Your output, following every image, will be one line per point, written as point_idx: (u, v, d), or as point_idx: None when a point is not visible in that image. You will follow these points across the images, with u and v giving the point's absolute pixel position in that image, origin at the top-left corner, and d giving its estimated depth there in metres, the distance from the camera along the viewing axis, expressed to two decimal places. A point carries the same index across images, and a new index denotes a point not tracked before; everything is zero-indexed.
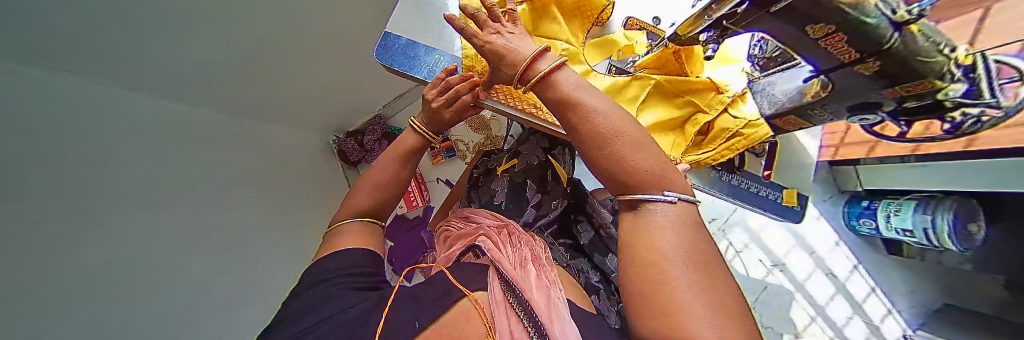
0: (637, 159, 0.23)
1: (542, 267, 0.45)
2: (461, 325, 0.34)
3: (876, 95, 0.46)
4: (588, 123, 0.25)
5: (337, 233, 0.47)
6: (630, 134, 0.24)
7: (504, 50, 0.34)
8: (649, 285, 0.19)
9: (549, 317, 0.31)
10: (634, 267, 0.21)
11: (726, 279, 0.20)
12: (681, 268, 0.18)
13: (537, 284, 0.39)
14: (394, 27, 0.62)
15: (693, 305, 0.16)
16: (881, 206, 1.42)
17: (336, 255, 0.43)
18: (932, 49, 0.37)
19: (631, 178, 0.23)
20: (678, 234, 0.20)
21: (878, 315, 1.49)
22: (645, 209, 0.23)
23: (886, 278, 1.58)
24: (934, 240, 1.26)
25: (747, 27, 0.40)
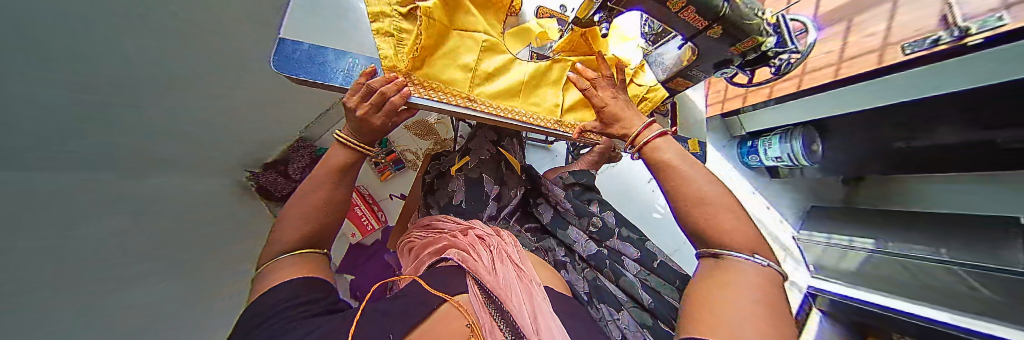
0: (720, 221, 0.36)
1: (519, 265, 0.48)
2: (439, 329, 0.34)
3: (727, 51, 0.55)
4: (683, 187, 0.40)
5: (274, 270, 0.41)
6: (719, 202, 0.38)
7: (620, 116, 0.51)
8: (714, 303, 0.31)
9: (532, 314, 0.36)
10: (705, 290, 0.34)
11: (786, 314, 0.31)
12: (743, 294, 0.30)
13: (520, 284, 0.42)
14: (289, 31, 0.52)
15: (747, 313, 0.28)
16: (759, 142, 1.81)
17: (276, 287, 0.38)
18: (750, 13, 0.48)
19: (717, 234, 0.36)
20: (744, 276, 0.32)
21: (774, 225, 2.10)
22: (726, 257, 0.35)
23: (774, 195, 2.14)
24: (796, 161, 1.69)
25: (628, 6, 0.45)
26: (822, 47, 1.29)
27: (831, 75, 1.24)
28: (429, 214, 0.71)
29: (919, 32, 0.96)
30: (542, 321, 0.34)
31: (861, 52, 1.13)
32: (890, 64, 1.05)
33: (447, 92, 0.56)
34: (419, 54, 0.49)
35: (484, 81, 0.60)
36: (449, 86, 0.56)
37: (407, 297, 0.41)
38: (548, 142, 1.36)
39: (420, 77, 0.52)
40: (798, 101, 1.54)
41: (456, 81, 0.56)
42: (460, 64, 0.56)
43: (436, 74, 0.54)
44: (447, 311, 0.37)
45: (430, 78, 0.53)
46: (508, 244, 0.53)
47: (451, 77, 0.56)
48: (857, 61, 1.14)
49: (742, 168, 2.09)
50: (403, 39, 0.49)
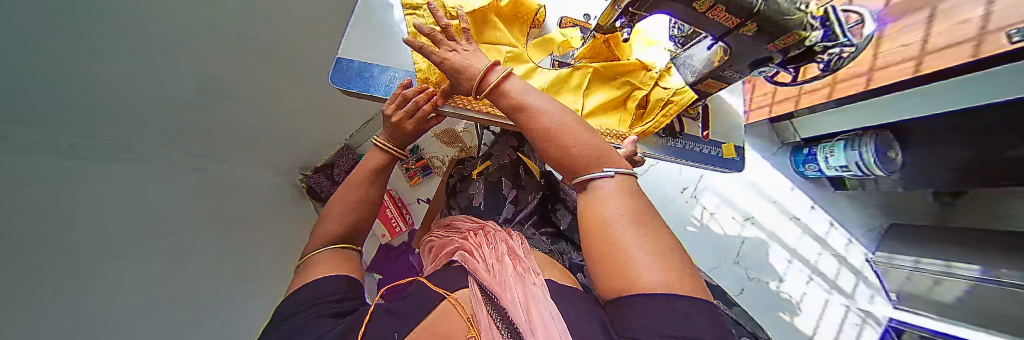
0: (572, 147, 0.34)
1: (517, 259, 0.47)
2: (440, 324, 0.36)
3: (761, 51, 0.48)
4: (533, 123, 0.36)
5: (309, 265, 0.45)
6: (566, 130, 0.35)
7: (461, 66, 0.44)
8: (602, 247, 0.28)
9: (524, 306, 0.33)
10: (590, 231, 0.30)
11: (657, 227, 0.29)
12: (619, 224, 0.28)
13: (513, 278, 0.41)
14: (347, 52, 0.62)
15: (640, 255, 0.25)
16: (819, 150, 1.59)
17: (308, 284, 0.41)
18: (791, 7, 0.41)
19: (570, 160, 0.34)
20: (618, 202, 0.30)
21: (840, 245, 1.82)
22: (593, 184, 0.33)
23: (839, 210, 1.84)
24: (864, 169, 1.46)
25: (650, 10, 0.43)
26: (901, 39, 1.10)
27: (910, 71, 1.05)
28: (450, 214, 0.74)
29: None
30: (535, 311, 0.32)
31: (951, 42, 0.95)
32: (989, 57, 0.85)
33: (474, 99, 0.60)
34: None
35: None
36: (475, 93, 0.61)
37: (417, 296, 0.43)
38: None
39: (448, 86, 0.59)
40: (866, 102, 1.34)
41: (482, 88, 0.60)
42: None
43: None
44: (447, 308, 0.39)
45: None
46: (513, 242, 0.53)
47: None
48: (946, 53, 0.95)
49: (795, 178, 1.84)
50: (436, 54, 0.58)
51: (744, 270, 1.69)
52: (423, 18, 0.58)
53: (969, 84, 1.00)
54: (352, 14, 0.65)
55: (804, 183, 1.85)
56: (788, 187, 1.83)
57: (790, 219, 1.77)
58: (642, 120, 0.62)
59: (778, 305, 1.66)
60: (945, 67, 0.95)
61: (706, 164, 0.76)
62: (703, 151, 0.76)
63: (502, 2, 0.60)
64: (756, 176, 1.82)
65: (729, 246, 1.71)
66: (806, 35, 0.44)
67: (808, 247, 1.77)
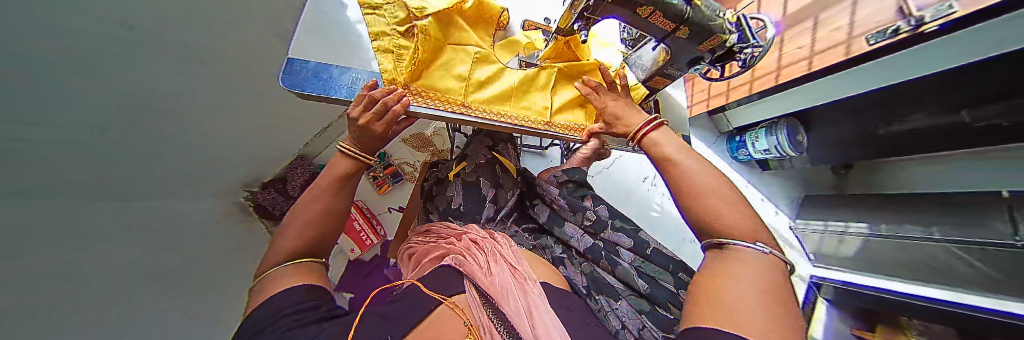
0: (722, 213, 0.36)
1: (513, 262, 0.49)
2: (437, 326, 0.37)
3: (695, 51, 0.56)
4: (683, 180, 0.40)
5: (271, 281, 0.41)
6: (718, 195, 0.38)
7: (617, 114, 0.55)
8: (705, 300, 0.30)
9: (526, 311, 0.37)
10: (705, 284, 0.33)
11: (790, 308, 0.30)
12: (748, 290, 0.29)
13: (516, 285, 0.43)
14: (297, 52, 0.56)
15: (746, 308, 0.27)
16: (747, 137, 1.87)
17: (274, 296, 0.38)
18: (712, 15, 0.50)
19: (718, 226, 0.36)
20: (752, 269, 0.32)
21: (771, 217, 2.14)
22: (732, 247, 0.35)
23: (767, 188, 2.17)
24: (782, 151, 1.76)
25: (602, 15, 0.48)
26: (794, 42, 1.37)
27: (806, 68, 1.30)
28: (428, 219, 0.73)
29: (878, 25, 1.05)
30: (536, 317, 0.36)
31: (831, 44, 1.21)
32: (858, 54, 1.12)
33: (444, 100, 0.59)
34: (418, 66, 0.55)
35: (483, 87, 0.63)
36: (447, 92, 0.59)
37: (405, 299, 0.43)
38: (542, 147, 1.40)
39: (419, 87, 0.56)
40: (779, 95, 1.61)
41: (452, 89, 0.60)
42: (456, 74, 0.60)
43: (434, 85, 0.58)
44: (442, 311, 0.40)
45: (430, 88, 0.58)
46: (502, 244, 0.55)
47: (449, 86, 0.60)
48: (829, 53, 1.21)
49: (732, 163, 2.15)
50: (401, 55, 0.53)
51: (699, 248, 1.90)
52: (384, 18, 0.52)
53: (854, 79, 1.25)
54: (301, 11, 0.59)
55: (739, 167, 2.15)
56: (727, 171, 2.11)
57: None
58: None
59: None
60: (830, 63, 1.22)
61: None
62: None
63: (465, 5, 0.60)
64: (703, 162, 2.07)
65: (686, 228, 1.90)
66: (725, 38, 0.53)
67: None
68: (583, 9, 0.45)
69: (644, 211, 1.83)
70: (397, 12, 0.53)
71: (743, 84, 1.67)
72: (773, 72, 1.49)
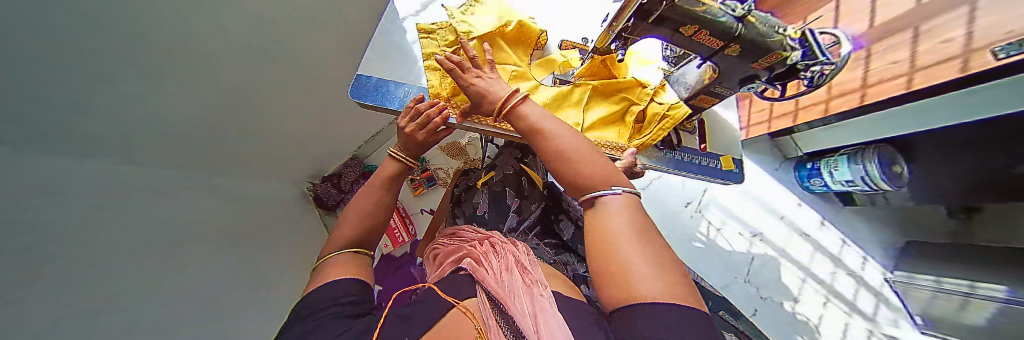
0: (587, 174, 0.32)
1: (526, 269, 0.48)
2: (450, 325, 0.37)
3: (749, 68, 0.51)
4: (556, 151, 0.35)
5: (325, 266, 0.46)
6: (585, 154, 0.34)
7: (485, 91, 0.45)
8: (613, 279, 0.25)
9: (531, 313, 0.34)
10: (600, 259, 0.28)
11: (660, 243, 0.29)
12: (633, 250, 0.26)
13: (521, 288, 0.41)
14: (365, 69, 0.67)
15: (648, 278, 0.23)
16: (822, 164, 1.60)
17: (321, 287, 0.42)
18: (770, 31, 0.45)
19: (589, 189, 0.32)
20: (621, 218, 0.29)
21: (857, 265, 1.73)
22: (600, 202, 0.31)
23: (850, 227, 1.79)
24: (871, 184, 1.45)
25: (642, 34, 0.48)
26: (887, 57, 1.15)
27: (904, 86, 1.09)
28: (454, 222, 0.76)
29: (1004, 35, 0.83)
30: (542, 320, 0.32)
31: (938, 59, 0.99)
32: (980, 71, 0.90)
33: (481, 113, 0.64)
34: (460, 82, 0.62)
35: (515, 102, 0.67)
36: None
37: (427, 303, 0.44)
38: None
39: (458, 101, 0.63)
40: (869, 117, 1.36)
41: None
42: None
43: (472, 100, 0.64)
44: (455, 313, 0.40)
45: (468, 102, 0.64)
46: (519, 251, 0.54)
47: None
48: (935, 69, 1.00)
49: (803, 193, 1.83)
50: (446, 72, 0.62)
51: (755, 290, 1.63)
52: (435, 41, 0.63)
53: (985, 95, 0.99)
54: (372, 37, 0.71)
55: (811, 198, 1.82)
56: (794, 203, 1.81)
57: (798, 235, 1.74)
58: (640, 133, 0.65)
59: (795, 328, 1.58)
60: (937, 82, 1.00)
61: (711, 175, 0.77)
62: (704, 164, 0.77)
63: (507, 28, 0.66)
64: (760, 190, 1.81)
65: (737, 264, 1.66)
66: (787, 55, 0.47)
67: (822, 265, 1.71)
68: (620, 30, 0.46)
69: (686, 240, 1.69)
70: (447, 36, 0.63)
71: (817, 103, 1.44)
72: (858, 90, 1.26)
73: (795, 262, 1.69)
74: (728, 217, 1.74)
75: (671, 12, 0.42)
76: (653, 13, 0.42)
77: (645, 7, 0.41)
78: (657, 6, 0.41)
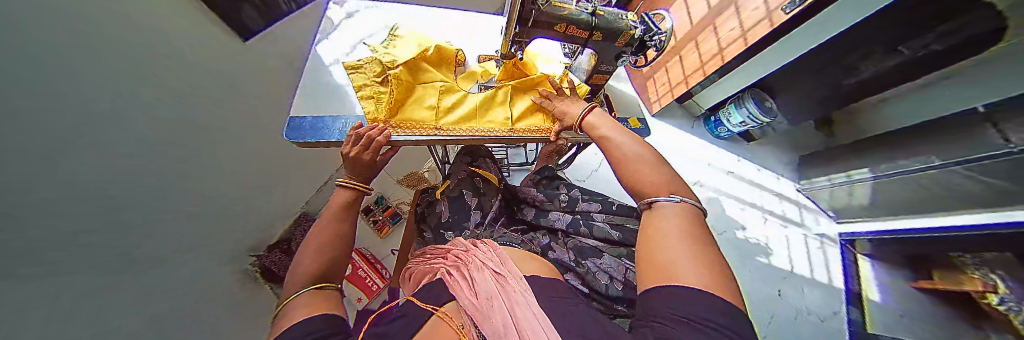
0: (643, 175, 0.49)
1: (507, 265, 0.54)
2: (433, 334, 0.41)
3: (615, 46, 0.66)
4: (617, 150, 0.56)
5: (287, 309, 0.43)
6: (640, 162, 0.52)
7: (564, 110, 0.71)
8: (649, 260, 0.39)
9: (512, 321, 0.40)
10: (642, 244, 0.42)
11: (709, 247, 0.39)
12: (674, 241, 0.38)
13: (496, 289, 0.47)
14: (298, 111, 0.69)
15: (681, 262, 0.35)
16: (721, 114, 1.99)
17: (292, 327, 0.39)
18: (617, 19, 0.61)
19: (641, 188, 0.49)
20: (671, 219, 0.42)
21: (775, 185, 2.11)
22: (655, 204, 0.46)
23: (759, 157, 2.19)
24: (757, 119, 1.83)
25: (530, 37, 0.61)
26: (724, 26, 1.49)
27: (743, 44, 1.42)
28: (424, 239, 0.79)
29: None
30: (523, 325, 0.38)
31: (756, 21, 1.34)
32: (780, 23, 1.24)
33: (420, 127, 0.70)
34: (394, 104, 0.68)
35: (451, 109, 0.74)
36: (422, 117, 0.71)
37: (404, 318, 0.46)
38: (528, 163, 1.49)
39: (397, 120, 0.68)
40: (738, 70, 1.71)
41: (426, 116, 0.71)
42: (426, 104, 0.72)
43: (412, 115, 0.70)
44: (435, 321, 0.44)
45: (408, 118, 0.69)
46: (483, 251, 0.60)
47: (427, 114, 0.71)
48: (756, 29, 1.35)
49: (717, 141, 2.20)
50: (380, 98, 0.68)
51: (712, 230, 1.86)
52: (364, 73, 0.68)
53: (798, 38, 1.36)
54: (300, 81, 0.74)
55: (725, 144, 2.20)
56: (714, 150, 2.16)
57: (727, 174, 2.07)
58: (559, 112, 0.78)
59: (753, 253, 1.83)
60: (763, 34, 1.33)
61: None
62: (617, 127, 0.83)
63: (427, 51, 0.75)
64: (689, 147, 2.14)
65: None
66: (633, 32, 0.64)
67: (752, 193, 2.04)
68: (514, 36, 0.59)
69: None
70: (373, 68, 0.69)
71: (695, 70, 1.78)
72: (716, 55, 1.59)
73: (733, 197, 2.00)
74: None
75: (542, 14, 0.55)
76: (529, 19, 0.55)
77: (523, 16, 0.54)
78: (531, 13, 0.54)
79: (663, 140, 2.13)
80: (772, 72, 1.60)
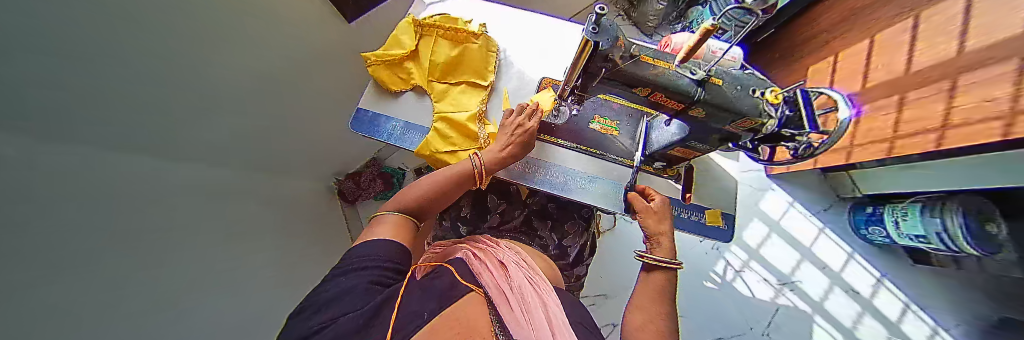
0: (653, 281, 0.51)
1: (537, 278, 0.49)
2: (464, 307, 0.37)
3: (722, 129, 0.46)
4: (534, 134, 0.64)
5: (377, 224, 0.51)
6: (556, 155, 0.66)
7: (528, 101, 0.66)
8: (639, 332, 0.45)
9: (545, 317, 0.38)
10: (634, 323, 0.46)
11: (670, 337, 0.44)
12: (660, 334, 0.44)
13: (531, 293, 0.42)
14: (367, 103, 0.72)
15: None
16: (888, 210, 1.33)
17: (366, 243, 0.46)
18: (742, 94, 0.40)
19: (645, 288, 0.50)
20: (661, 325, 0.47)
21: (923, 337, 1.39)
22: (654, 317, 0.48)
23: (923, 293, 1.45)
24: (953, 244, 1.16)
25: (595, 91, 0.48)
26: (975, 93, 0.86)
27: (998, 134, 0.79)
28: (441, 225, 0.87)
29: None
30: (557, 327, 0.36)
31: None
32: None
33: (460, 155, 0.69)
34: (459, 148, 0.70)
35: (453, 85, 0.75)
36: (437, 156, 0.69)
37: (440, 277, 0.44)
38: None
39: (425, 23, 0.75)
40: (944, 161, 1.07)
41: (407, 67, 0.73)
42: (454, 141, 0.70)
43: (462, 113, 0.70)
44: (471, 299, 0.39)
45: (390, 60, 0.71)
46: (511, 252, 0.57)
47: (395, 74, 0.73)
48: None
49: (857, 242, 1.56)
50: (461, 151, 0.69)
51: None
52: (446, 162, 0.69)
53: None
54: None
55: (867, 249, 1.54)
56: (841, 252, 1.54)
57: (844, 291, 1.48)
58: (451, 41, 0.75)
59: None
60: None
61: (686, 230, 0.65)
62: (687, 217, 0.65)
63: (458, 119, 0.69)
64: (800, 236, 1.58)
65: (756, 312, 1.47)
66: (762, 122, 0.41)
67: (872, 331, 1.42)
68: (570, 87, 0.48)
69: (695, 279, 1.52)
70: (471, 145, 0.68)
71: (881, 141, 1.16)
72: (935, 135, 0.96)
73: (840, 326, 1.43)
74: (752, 260, 1.54)
75: (619, 74, 0.40)
76: (599, 75, 0.42)
77: (588, 69, 0.41)
78: (600, 70, 0.40)
79: (763, 211, 1.62)
80: (993, 187, 0.98)
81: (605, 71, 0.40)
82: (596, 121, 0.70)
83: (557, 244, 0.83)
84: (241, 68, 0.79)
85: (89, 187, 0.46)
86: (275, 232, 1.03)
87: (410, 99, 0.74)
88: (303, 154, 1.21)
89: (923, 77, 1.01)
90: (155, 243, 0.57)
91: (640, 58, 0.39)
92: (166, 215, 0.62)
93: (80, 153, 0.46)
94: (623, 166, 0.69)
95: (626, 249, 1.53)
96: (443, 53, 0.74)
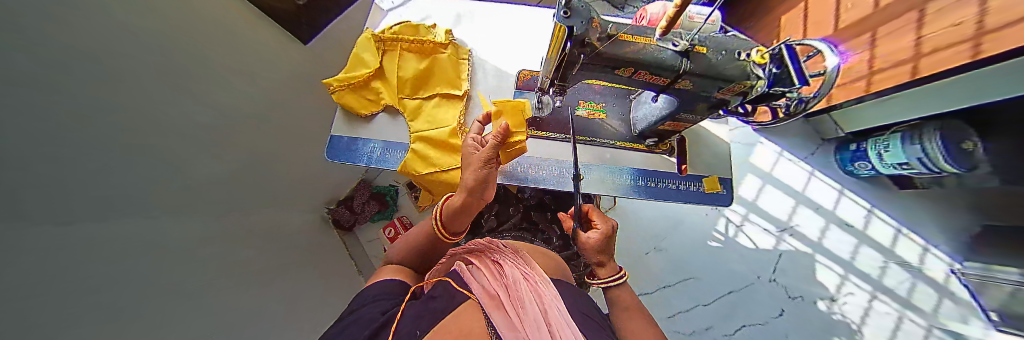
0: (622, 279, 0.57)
1: (538, 275, 0.44)
2: (457, 322, 0.33)
3: (711, 96, 0.44)
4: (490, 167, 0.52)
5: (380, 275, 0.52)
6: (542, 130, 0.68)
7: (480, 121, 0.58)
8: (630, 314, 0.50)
9: (541, 310, 0.34)
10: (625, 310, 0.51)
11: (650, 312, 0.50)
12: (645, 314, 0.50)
13: (529, 294, 0.38)
14: (339, 129, 0.68)
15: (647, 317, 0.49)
16: (871, 145, 1.36)
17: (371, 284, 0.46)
18: (727, 60, 0.39)
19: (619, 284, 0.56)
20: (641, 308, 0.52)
21: (915, 256, 1.47)
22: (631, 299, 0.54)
23: (908, 216, 1.53)
24: (933, 166, 1.21)
25: (575, 79, 0.45)
26: (946, 18, 0.86)
27: (966, 55, 0.79)
28: None
29: None
30: (555, 319, 0.33)
31: (1012, 19, 0.71)
32: None
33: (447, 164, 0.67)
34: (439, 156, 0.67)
35: (426, 98, 0.71)
36: (421, 174, 0.67)
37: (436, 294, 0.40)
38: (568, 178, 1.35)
39: (385, 37, 0.70)
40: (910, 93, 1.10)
41: (374, 86, 0.69)
42: (433, 152, 0.66)
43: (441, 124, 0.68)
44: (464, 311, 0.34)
45: (354, 83, 0.67)
46: (508, 252, 0.53)
47: (363, 96, 0.68)
48: (1008, 34, 0.71)
49: (845, 179, 1.62)
50: (445, 161, 0.67)
51: (783, 289, 1.47)
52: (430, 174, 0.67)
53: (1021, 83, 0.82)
54: None
55: (856, 184, 1.60)
56: (832, 191, 1.60)
57: (839, 226, 1.55)
58: (416, 52, 0.71)
59: (829, 329, 1.39)
60: (1007, 49, 0.71)
61: (687, 200, 0.65)
62: (686, 189, 0.66)
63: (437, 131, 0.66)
64: (791, 182, 1.62)
65: (762, 260, 1.52)
66: (752, 84, 0.40)
67: (868, 259, 1.49)
68: (551, 77, 0.45)
69: (700, 239, 1.55)
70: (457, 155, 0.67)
71: (859, 78, 1.17)
72: (908, 63, 0.97)
73: (840, 259, 1.50)
74: (751, 212, 1.59)
75: (598, 59, 0.38)
76: (576, 62, 0.39)
77: (564, 58, 0.39)
78: (579, 57, 0.38)
79: (753, 165, 1.66)
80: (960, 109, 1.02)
81: (585, 58, 0.37)
82: (583, 107, 0.69)
83: (560, 235, 0.83)
84: (232, 113, 0.75)
85: (116, 264, 0.45)
86: (290, 272, 1.00)
87: (379, 120, 0.70)
88: (296, 190, 1.15)
89: (893, 10, 1.02)
90: (184, 305, 0.56)
91: (621, 36, 0.37)
92: (188, 275, 0.60)
93: (86, 228, 0.44)
94: (616, 148, 0.67)
95: (630, 225, 1.55)
96: (408, 65, 0.70)
